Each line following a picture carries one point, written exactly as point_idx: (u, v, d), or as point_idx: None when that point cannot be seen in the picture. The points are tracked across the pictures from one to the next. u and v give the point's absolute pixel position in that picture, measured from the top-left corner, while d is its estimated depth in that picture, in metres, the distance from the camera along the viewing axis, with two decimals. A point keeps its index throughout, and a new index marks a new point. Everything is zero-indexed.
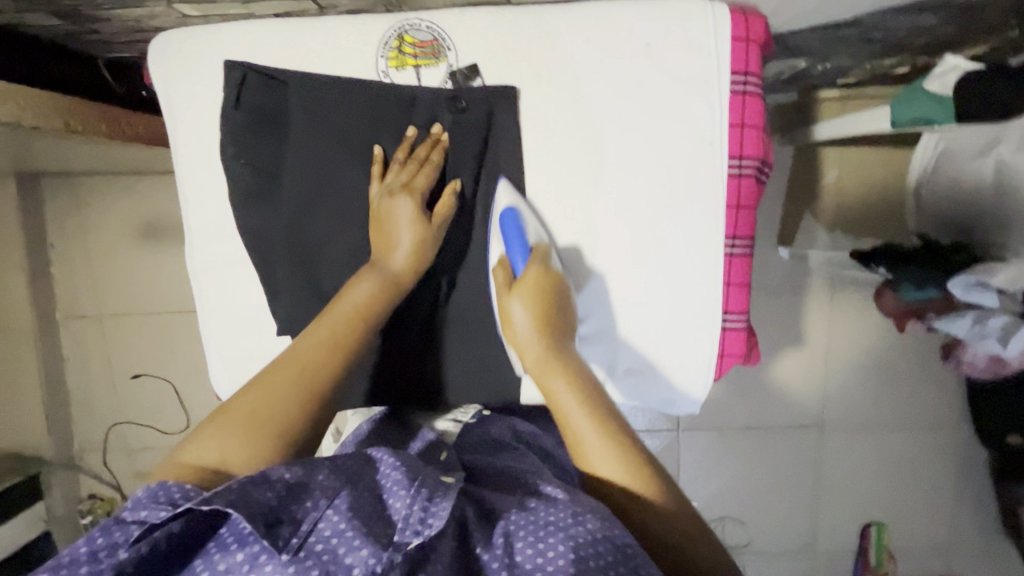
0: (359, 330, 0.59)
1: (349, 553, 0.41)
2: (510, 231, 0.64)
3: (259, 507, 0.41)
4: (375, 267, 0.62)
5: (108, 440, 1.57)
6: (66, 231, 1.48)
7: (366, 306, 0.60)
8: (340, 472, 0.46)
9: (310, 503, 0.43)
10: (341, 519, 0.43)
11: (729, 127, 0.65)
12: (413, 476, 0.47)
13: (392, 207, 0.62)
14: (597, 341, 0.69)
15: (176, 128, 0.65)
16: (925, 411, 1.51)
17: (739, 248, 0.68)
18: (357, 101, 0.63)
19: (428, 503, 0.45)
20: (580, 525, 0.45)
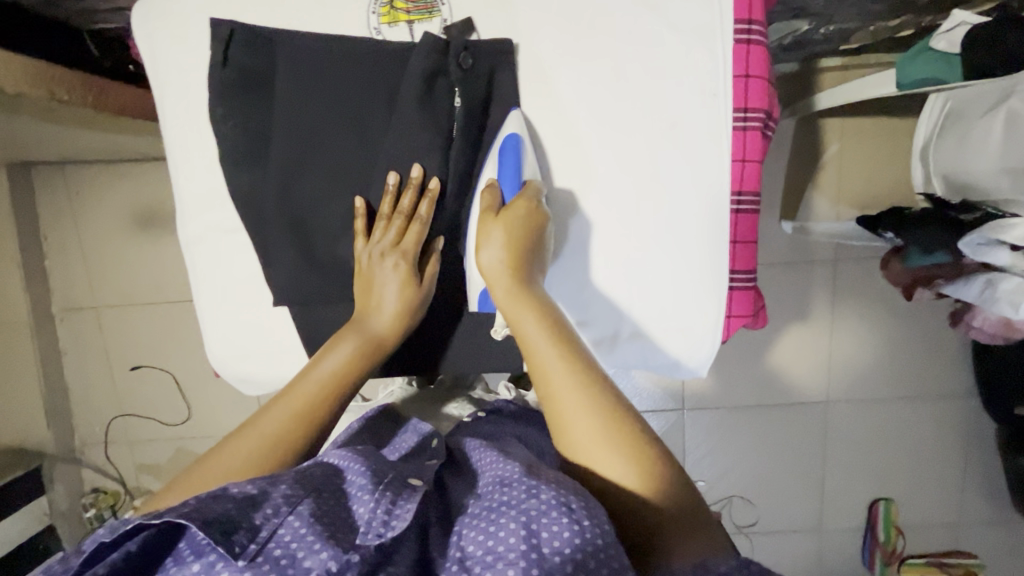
0: (336, 395, 0.56)
1: (308, 557, 0.41)
2: (507, 157, 0.62)
3: (214, 514, 0.41)
4: (357, 329, 0.61)
5: (109, 433, 1.56)
6: (60, 221, 1.46)
7: (344, 370, 0.58)
8: (304, 482, 0.46)
9: (269, 512, 0.43)
10: (302, 524, 0.43)
11: (734, 78, 0.63)
12: (378, 481, 0.48)
13: (381, 267, 0.62)
14: (575, 292, 0.67)
15: (163, 94, 0.63)
16: (931, 385, 1.50)
17: (745, 204, 0.66)
18: (349, 57, 0.60)
19: (393, 505, 0.46)
20: (534, 499, 0.43)
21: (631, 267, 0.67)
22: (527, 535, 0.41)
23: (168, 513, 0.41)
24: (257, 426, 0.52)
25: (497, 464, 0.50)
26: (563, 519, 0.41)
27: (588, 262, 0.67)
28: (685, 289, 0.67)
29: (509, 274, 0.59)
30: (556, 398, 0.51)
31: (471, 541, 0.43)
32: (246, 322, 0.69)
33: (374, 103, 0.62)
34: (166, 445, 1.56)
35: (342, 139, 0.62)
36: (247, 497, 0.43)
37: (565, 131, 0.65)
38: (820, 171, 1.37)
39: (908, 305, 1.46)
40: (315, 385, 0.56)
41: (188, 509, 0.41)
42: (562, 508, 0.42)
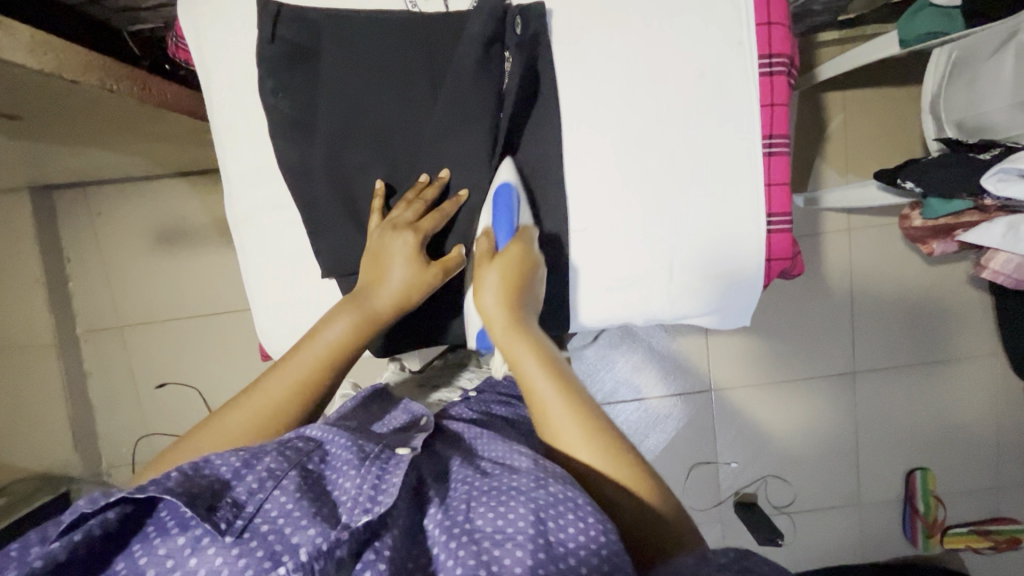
0: (325, 373, 0.57)
1: (296, 533, 0.40)
2: (500, 204, 0.63)
3: (198, 484, 0.42)
4: (356, 302, 0.60)
5: (136, 453, 1.55)
6: (83, 242, 1.48)
7: (338, 348, 0.58)
8: (289, 457, 0.46)
9: (254, 486, 0.43)
10: (289, 500, 0.42)
11: (757, 26, 0.66)
12: (364, 456, 0.47)
13: (391, 244, 0.62)
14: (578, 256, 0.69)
15: (209, 77, 0.66)
16: (957, 348, 1.51)
17: (777, 146, 0.68)
18: (389, 29, 0.63)
19: (379, 479, 0.45)
20: (544, 489, 0.43)
21: (669, 221, 0.68)
22: (536, 511, 0.42)
23: (151, 486, 0.40)
24: (256, 398, 0.54)
25: (506, 456, 0.50)
26: (576, 515, 0.41)
27: (592, 226, 0.68)
28: (713, 242, 0.68)
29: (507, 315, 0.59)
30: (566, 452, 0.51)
31: (478, 516, 0.43)
32: (292, 297, 0.70)
33: (414, 71, 0.63)
34: None
35: (384, 105, 0.63)
36: (227, 478, 0.43)
37: (597, 88, 0.66)
38: (826, 142, 1.40)
39: (925, 270, 1.48)
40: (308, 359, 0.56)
41: (174, 484, 0.41)
42: (570, 502, 0.42)
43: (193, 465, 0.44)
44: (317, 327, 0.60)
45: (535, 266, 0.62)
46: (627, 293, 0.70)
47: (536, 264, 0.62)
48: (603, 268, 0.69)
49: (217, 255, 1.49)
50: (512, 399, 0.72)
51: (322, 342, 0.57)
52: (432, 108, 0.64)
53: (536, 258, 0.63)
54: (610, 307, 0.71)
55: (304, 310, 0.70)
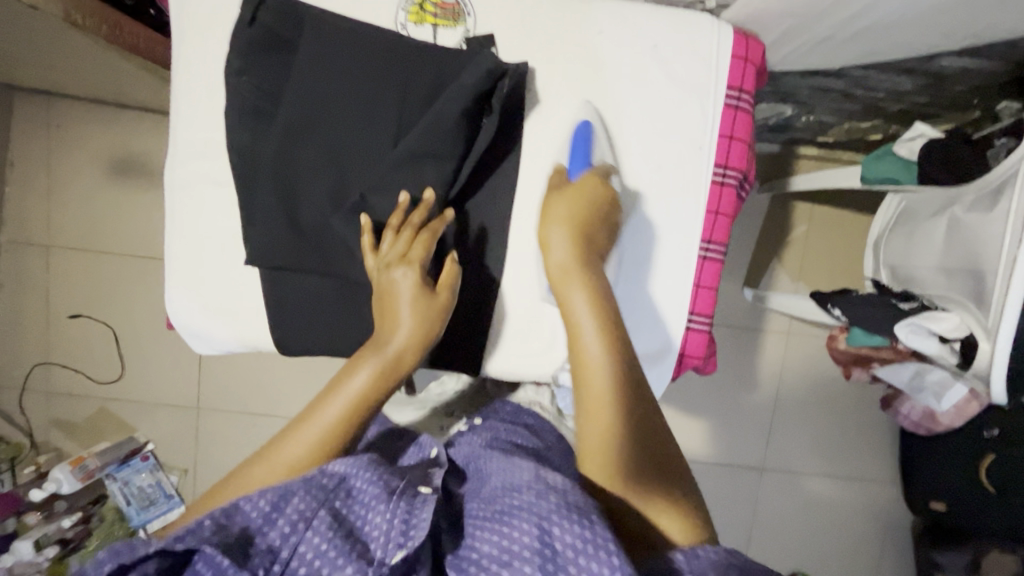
0: (354, 425, 0.54)
1: (333, 574, 0.42)
2: (579, 142, 0.64)
3: (231, 532, 0.43)
4: (374, 348, 0.57)
5: (31, 378, 1.48)
6: (31, 151, 1.41)
7: (367, 394, 0.55)
8: (318, 494, 0.46)
9: (286, 530, 0.44)
10: (322, 541, 0.43)
11: (719, 137, 0.68)
12: (391, 489, 0.47)
13: (393, 284, 0.59)
14: (509, 306, 0.69)
15: (181, 41, 0.65)
16: (858, 469, 1.58)
17: (711, 253, 0.70)
18: (366, 43, 0.62)
19: (409, 514, 0.45)
20: (544, 500, 0.44)
21: None
22: (539, 536, 0.42)
23: (187, 538, 0.42)
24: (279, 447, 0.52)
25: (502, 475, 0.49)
26: (573, 521, 0.42)
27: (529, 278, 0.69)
28: (634, 325, 0.70)
29: (569, 256, 0.59)
30: (584, 373, 0.55)
31: (485, 542, 0.44)
32: (211, 276, 0.68)
33: (382, 88, 0.62)
34: (90, 402, 1.49)
35: (344, 114, 0.62)
36: (260, 520, 0.44)
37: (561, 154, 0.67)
38: (785, 246, 1.46)
39: (848, 389, 1.55)
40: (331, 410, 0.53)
41: (210, 534, 0.42)
42: (562, 509, 0.43)
43: (224, 510, 0.44)
44: (338, 375, 0.56)
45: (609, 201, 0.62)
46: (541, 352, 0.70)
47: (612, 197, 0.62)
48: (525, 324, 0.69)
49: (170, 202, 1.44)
50: (519, 420, 0.70)
51: (348, 393, 0.54)
52: (394, 134, 0.62)
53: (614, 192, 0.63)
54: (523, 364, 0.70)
55: (219, 292, 0.69)
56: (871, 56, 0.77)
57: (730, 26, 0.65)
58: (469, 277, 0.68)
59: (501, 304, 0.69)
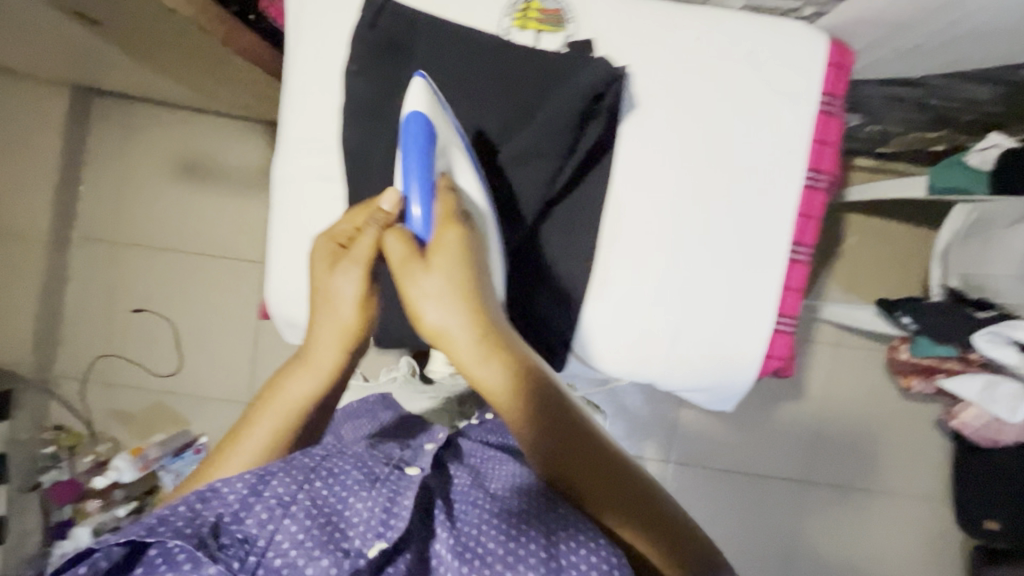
0: (298, 422, 0.53)
1: (310, 565, 0.42)
2: (413, 153, 0.55)
3: (205, 521, 0.42)
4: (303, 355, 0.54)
5: (92, 369, 1.53)
6: (103, 151, 1.48)
7: (301, 402, 0.53)
8: (296, 477, 0.46)
9: (263, 518, 0.43)
10: (299, 531, 0.43)
11: (812, 142, 0.69)
12: (374, 477, 0.48)
13: (333, 270, 0.53)
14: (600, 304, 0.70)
15: (296, 41, 0.69)
16: (906, 485, 1.55)
17: (800, 255, 0.72)
18: (476, 44, 0.64)
19: (392, 502, 0.46)
20: (557, 521, 0.46)
21: (685, 295, 0.71)
22: (546, 547, 0.44)
23: (162, 530, 0.41)
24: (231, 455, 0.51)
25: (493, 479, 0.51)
26: (578, 543, 0.45)
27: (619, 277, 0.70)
28: (721, 325, 0.71)
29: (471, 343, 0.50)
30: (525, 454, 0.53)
31: (493, 541, 0.45)
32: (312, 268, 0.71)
33: (490, 88, 0.64)
34: (146, 395, 1.53)
35: (451, 111, 0.64)
36: (240, 501, 0.44)
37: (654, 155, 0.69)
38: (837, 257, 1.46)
39: (898, 402, 1.53)
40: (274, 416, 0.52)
41: (182, 526, 0.41)
42: (581, 535, 0.46)
43: (199, 494, 0.44)
44: (269, 386, 0.54)
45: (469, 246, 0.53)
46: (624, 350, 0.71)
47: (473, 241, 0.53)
48: (613, 318, 0.71)
49: (235, 202, 1.49)
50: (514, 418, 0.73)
51: (279, 405, 0.52)
52: (506, 134, 0.64)
53: (467, 231, 0.54)
54: (609, 360, 0.72)
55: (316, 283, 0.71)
56: (955, 64, 0.78)
57: (826, 35, 0.67)
58: (562, 273, 0.69)
59: (590, 302, 0.70)
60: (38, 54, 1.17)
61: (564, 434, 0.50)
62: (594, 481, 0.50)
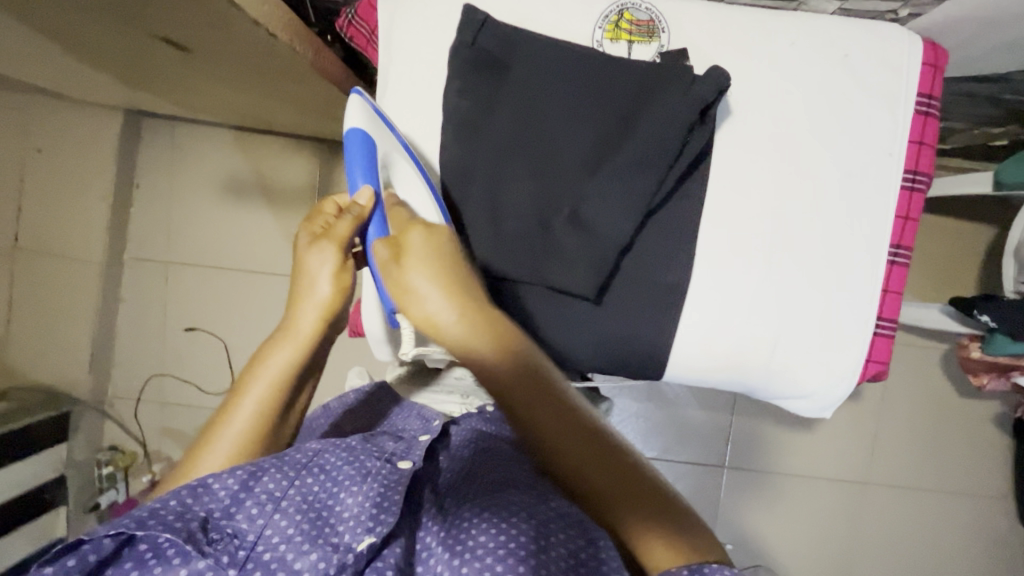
0: (284, 390, 0.59)
1: (299, 558, 0.47)
2: (355, 158, 0.63)
3: (196, 516, 0.48)
4: (286, 331, 0.61)
5: (145, 389, 1.55)
6: (155, 174, 1.51)
7: (283, 374, 0.59)
8: (287, 474, 0.51)
9: (253, 513, 0.49)
10: (290, 525, 0.49)
11: (909, 143, 0.69)
12: (365, 474, 0.54)
13: (308, 263, 0.61)
14: (699, 310, 0.70)
15: (392, 63, 0.71)
16: (968, 484, 1.51)
17: (900, 257, 0.71)
18: (574, 58, 0.66)
19: (381, 496, 0.52)
20: (544, 505, 0.51)
21: (783, 300, 0.70)
22: (536, 526, 0.49)
23: (150, 524, 0.45)
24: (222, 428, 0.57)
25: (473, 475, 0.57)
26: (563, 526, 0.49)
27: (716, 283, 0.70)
28: (824, 329, 0.71)
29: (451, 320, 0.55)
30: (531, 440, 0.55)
31: (475, 533, 0.49)
32: None
33: (590, 100, 0.66)
34: (198, 413, 1.55)
35: (551, 123, 0.66)
36: (228, 497, 0.49)
37: (746, 161, 0.69)
38: None
39: (957, 400, 1.50)
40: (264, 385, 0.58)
41: (175, 520, 0.46)
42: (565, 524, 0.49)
43: (192, 489, 0.49)
44: (253, 363, 0.61)
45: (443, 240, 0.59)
46: (721, 355, 0.71)
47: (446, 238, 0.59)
48: (708, 326, 0.70)
49: (283, 219, 1.50)
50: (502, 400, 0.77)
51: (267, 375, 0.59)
52: (611, 145, 0.64)
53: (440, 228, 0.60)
54: (701, 367, 0.72)
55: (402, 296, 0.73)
56: None
57: (921, 36, 0.67)
58: (658, 282, 0.69)
59: (688, 310, 0.70)
60: (97, 83, 1.20)
61: (527, 401, 0.53)
62: (555, 445, 0.52)
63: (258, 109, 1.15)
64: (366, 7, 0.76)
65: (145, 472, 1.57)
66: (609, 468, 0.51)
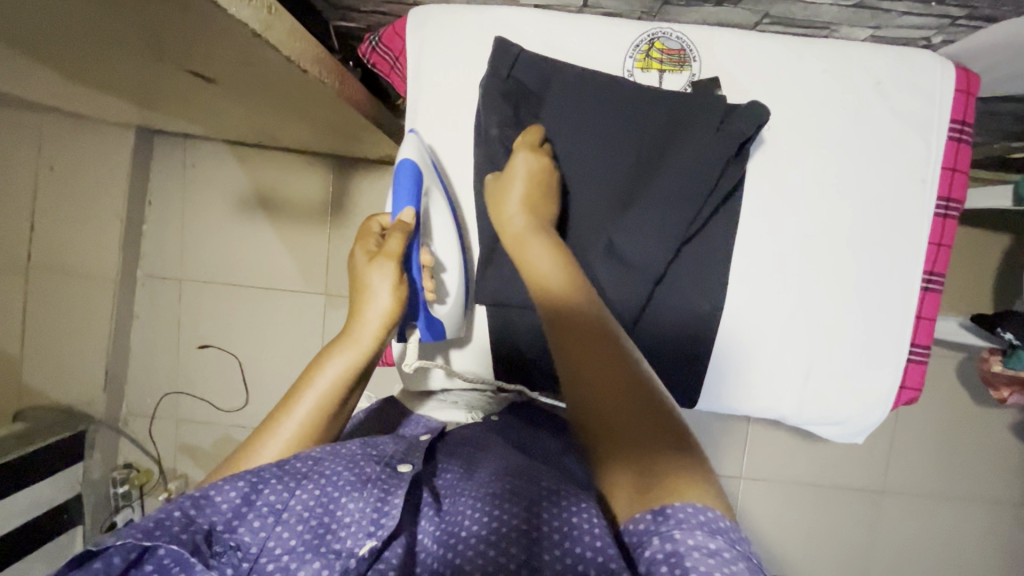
0: (342, 394, 0.56)
1: (301, 567, 0.43)
2: (403, 179, 0.63)
3: (200, 528, 0.43)
4: (342, 340, 0.57)
5: (160, 406, 1.55)
6: (168, 191, 1.51)
7: (339, 383, 0.55)
8: (287, 484, 0.47)
9: (257, 525, 0.45)
10: (292, 536, 0.45)
11: (942, 169, 0.69)
12: (364, 479, 0.50)
13: (369, 274, 0.59)
14: (732, 337, 0.70)
15: (422, 96, 0.71)
16: (985, 492, 1.51)
17: (934, 283, 0.71)
18: (608, 90, 0.67)
19: (382, 501, 0.48)
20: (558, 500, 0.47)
21: (815, 325, 0.70)
22: (528, 516, 0.45)
23: (159, 535, 0.41)
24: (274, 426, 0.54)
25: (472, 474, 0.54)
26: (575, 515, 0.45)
27: (750, 308, 0.70)
28: (858, 356, 0.70)
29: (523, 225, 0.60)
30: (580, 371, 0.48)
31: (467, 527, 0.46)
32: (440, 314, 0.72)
33: (627, 132, 0.67)
34: (214, 429, 1.54)
35: (591, 154, 0.67)
36: (232, 506, 0.45)
37: (779, 189, 0.69)
38: None
39: (973, 409, 1.49)
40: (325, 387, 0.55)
41: (178, 531, 0.42)
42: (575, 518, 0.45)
43: (194, 500, 0.45)
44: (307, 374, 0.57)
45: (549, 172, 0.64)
46: (754, 380, 0.71)
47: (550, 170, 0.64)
48: (737, 353, 0.71)
49: (296, 235, 1.50)
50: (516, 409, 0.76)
51: (318, 388, 0.55)
52: (644, 182, 0.66)
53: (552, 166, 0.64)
54: (731, 395, 0.72)
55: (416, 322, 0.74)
56: None
57: (954, 62, 0.67)
58: (693, 313, 0.69)
59: (722, 337, 0.70)
60: (113, 103, 1.19)
61: (582, 338, 0.49)
62: (600, 382, 0.46)
63: (275, 128, 1.14)
64: (391, 35, 0.75)
65: (159, 489, 1.56)
66: (646, 406, 0.45)
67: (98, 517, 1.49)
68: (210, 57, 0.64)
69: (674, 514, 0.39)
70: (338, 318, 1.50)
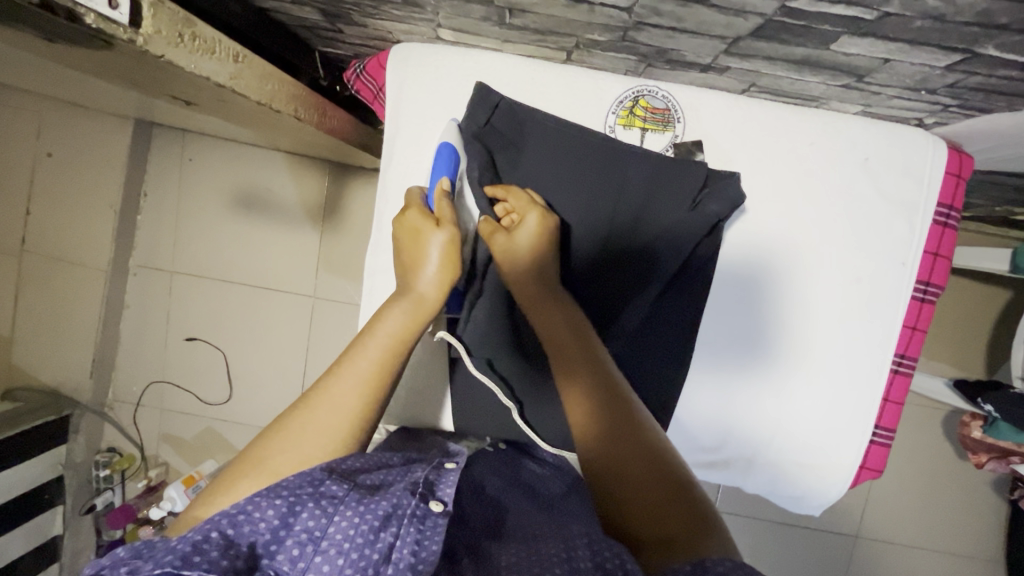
0: (404, 351, 0.54)
1: None
2: (439, 161, 0.63)
3: (240, 551, 0.39)
4: (402, 293, 0.57)
5: (144, 395, 1.57)
6: (165, 182, 1.51)
7: (400, 338, 0.54)
8: (326, 510, 0.42)
9: (295, 553, 0.40)
10: (332, 571, 0.39)
11: (923, 254, 0.68)
12: (400, 510, 0.43)
13: (427, 241, 0.59)
14: (693, 401, 0.69)
15: (400, 137, 0.70)
16: (960, 545, 1.50)
17: (903, 367, 0.70)
18: (585, 145, 0.66)
19: (421, 539, 0.42)
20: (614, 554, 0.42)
21: (781, 398, 0.69)
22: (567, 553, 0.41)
23: (196, 557, 0.37)
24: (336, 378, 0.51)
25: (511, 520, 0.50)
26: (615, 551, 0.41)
27: (714, 375, 0.69)
28: (824, 434, 0.69)
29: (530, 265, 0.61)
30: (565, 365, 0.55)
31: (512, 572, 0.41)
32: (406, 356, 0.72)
33: (603, 189, 0.65)
34: (196, 421, 1.56)
35: (564, 207, 0.66)
36: (273, 527, 0.41)
37: (755, 264, 0.68)
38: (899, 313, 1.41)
39: (955, 462, 1.48)
40: (384, 345, 0.52)
41: (218, 556, 0.38)
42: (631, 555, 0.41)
43: (231, 517, 0.40)
44: (366, 327, 0.55)
45: (552, 229, 0.63)
46: (716, 448, 0.70)
47: (551, 222, 0.62)
48: (697, 424, 0.70)
49: (285, 236, 1.50)
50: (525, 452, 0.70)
51: (381, 337, 0.53)
52: (615, 247, 0.65)
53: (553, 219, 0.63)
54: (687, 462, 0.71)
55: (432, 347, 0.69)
56: None
57: (946, 144, 0.65)
58: (657, 378, 0.68)
59: (684, 402, 0.70)
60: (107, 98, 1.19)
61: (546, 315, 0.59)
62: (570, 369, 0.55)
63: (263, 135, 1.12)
64: (375, 67, 0.73)
65: (140, 476, 1.58)
66: (617, 397, 0.53)
67: (79, 499, 1.51)
68: (186, 89, 0.63)
69: (713, 566, 0.37)
70: (324, 322, 1.51)
